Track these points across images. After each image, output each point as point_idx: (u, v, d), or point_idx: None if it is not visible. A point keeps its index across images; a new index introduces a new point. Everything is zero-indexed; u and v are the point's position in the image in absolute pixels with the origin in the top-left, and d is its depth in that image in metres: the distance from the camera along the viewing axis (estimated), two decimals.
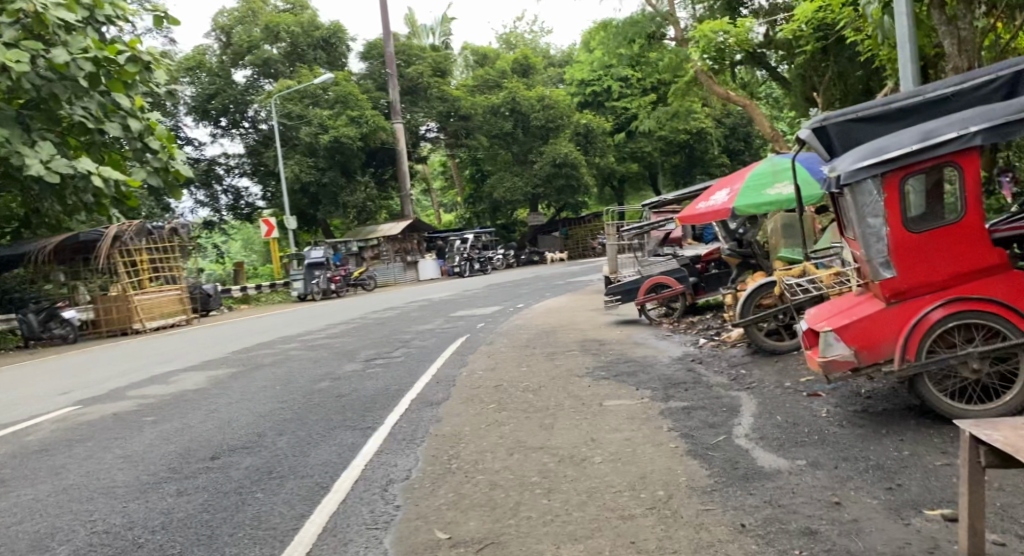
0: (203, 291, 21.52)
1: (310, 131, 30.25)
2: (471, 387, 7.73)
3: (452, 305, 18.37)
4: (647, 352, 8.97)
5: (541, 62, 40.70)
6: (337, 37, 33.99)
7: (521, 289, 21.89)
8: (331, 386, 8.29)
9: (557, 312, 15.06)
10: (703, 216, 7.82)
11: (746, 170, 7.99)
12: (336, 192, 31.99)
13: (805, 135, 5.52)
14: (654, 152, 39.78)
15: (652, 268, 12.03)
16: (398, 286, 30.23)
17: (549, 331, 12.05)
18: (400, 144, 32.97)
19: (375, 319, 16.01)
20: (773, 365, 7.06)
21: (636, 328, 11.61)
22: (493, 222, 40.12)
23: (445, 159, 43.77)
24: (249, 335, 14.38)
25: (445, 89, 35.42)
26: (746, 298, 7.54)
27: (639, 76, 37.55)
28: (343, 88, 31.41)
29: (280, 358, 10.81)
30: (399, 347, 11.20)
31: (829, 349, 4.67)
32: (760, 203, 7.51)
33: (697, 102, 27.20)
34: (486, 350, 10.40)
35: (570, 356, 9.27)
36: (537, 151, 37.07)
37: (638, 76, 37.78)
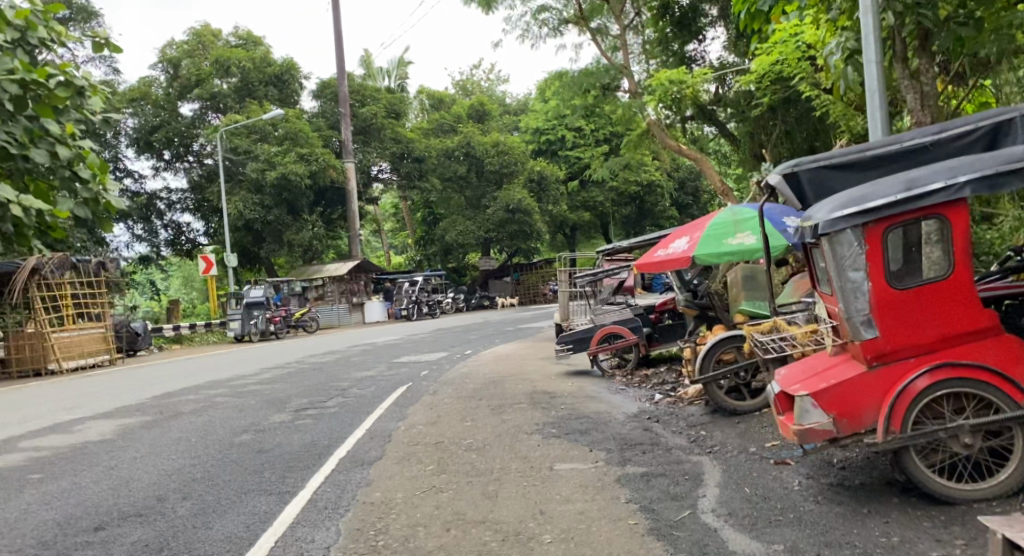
0: (131, 330, 20.36)
1: (257, 167, 29.44)
2: (409, 445, 7.05)
3: (396, 350, 17.60)
4: (599, 407, 8.44)
5: (496, 109, 40.71)
6: (290, 74, 33.44)
7: (470, 335, 21.25)
8: (254, 440, 7.50)
9: (506, 361, 14.45)
10: (662, 265, 7.44)
11: (710, 216, 7.61)
12: (281, 230, 31.06)
13: (774, 181, 5.13)
14: (606, 202, 39.92)
15: (605, 317, 11.56)
16: (343, 328, 29.29)
17: (497, 381, 11.43)
18: (351, 184, 32.34)
19: (313, 364, 15.16)
20: (736, 427, 6.56)
21: (587, 379, 11.08)
22: (443, 265, 39.55)
23: (396, 201, 43.21)
24: (175, 378, 13.39)
25: (399, 131, 35.07)
26: (705, 353, 7.07)
27: (593, 126, 37.83)
28: (293, 126, 30.72)
29: (203, 406, 9.94)
30: (335, 396, 10.44)
31: (806, 417, 4.19)
32: (721, 252, 7.09)
33: (650, 155, 27.34)
34: (429, 401, 9.72)
35: (518, 409, 8.67)
36: (491, 197, 36.79)
37: (593, 127, 38.07)
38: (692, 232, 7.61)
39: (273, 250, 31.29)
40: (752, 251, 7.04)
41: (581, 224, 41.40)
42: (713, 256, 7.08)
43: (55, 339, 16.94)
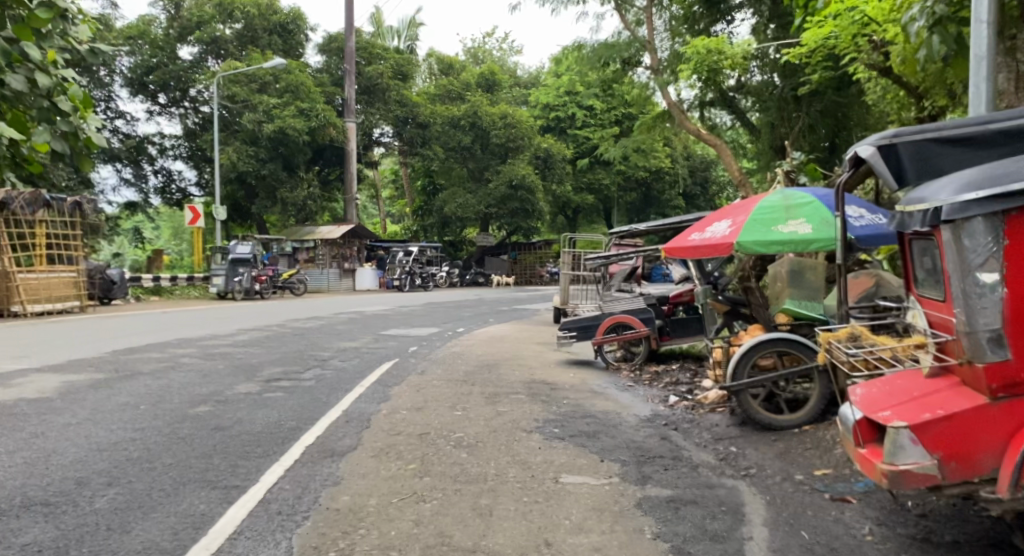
0: (108, 277, 19.34)
1: (255, 118, 28.26)
2: (390, 433, 6.09)
3: (385, 322, 16.64)
4: (607, 406, 7.51)
5: (506, 81, 39.45)
6: (297, 25, 32.19)
7: (463, 311, 20.28)
8: (212, 412, 6.53)
9: (500, 342, 13.50)
10: (698, 250, 6.55)
11: (757, 199, 6.67)
12: (275, 186, 29.91)
13: (867, 155, 4.20)
14: (610, 186, 38.87)
15: (615, 305, 10.60)
16: (331, 294, 28.27)
17: (492, 364, 10.49)
18: (351, 144, 31.18)
19: (294, 329, 14.16)
20: (773, 447, 5.63)
21: (590, 371, 10.14)
22: (439, 237, 38.49)
23: (397, 168, 42.11)
24: (142, 333, 12.37)
25: (405, 94, 34.00)
26: (740, 356, 6.13)
27: (605, 106, 36.72)
28: (294, 78, 29.48)
29: (165, 366, 8.96)
30: (314, 367, 9.48)
31: (901, 456, 3.25)
32: (770, 241, 6.16)
33: (662, 139, 26.29)
34: (416, 382, 8.77)
35: (515, 400, 7.73)
36: (494, 170, 35.62)
37: (604, 106, 36.99)
38: (735, 214, 6.68)
39: (265, 206, 30.15)
40: (806, 243, 6.09)
41: (583, 206, 40.30)
42: (759, 244, 6.15)
43: (22, 280, 15.87)
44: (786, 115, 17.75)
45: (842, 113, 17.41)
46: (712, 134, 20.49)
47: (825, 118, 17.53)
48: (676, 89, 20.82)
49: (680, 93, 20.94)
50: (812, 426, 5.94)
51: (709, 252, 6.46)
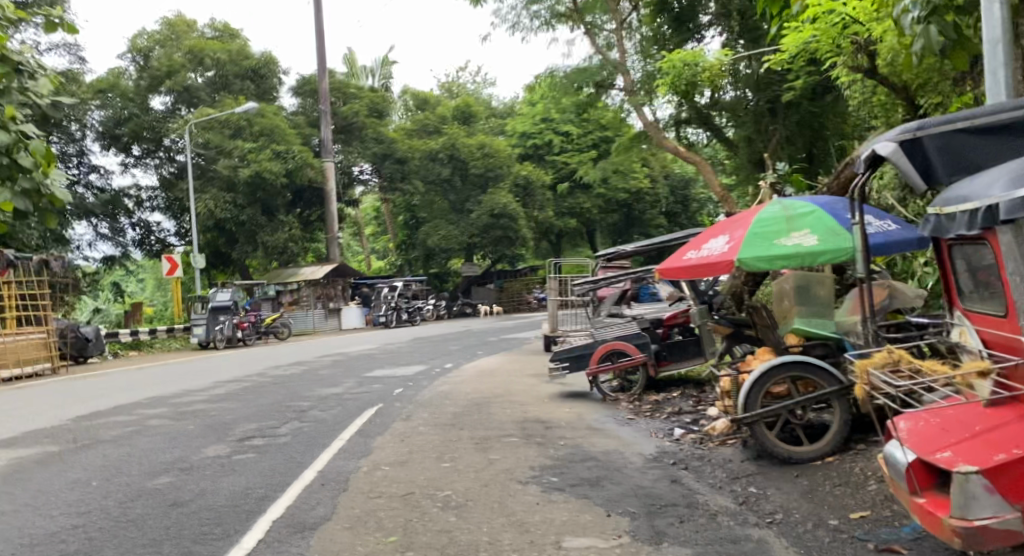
0: (82, 334, 18.61)
1: (230, 164, 27.78)
2: (370, 496, 5.44)
3: (370, 363, 15.94)
4: (608, 445, 6.91)
5: (483, 111, 39.25)
6: (268, 69, 31.88)
7: (452, 346, 19.65)
8: (171, 484, 5.85)
9: (490, 378, 12.87)
10: (694, 270, 6.05)
11: (756, 210, 6.15)
12: (253, 230, 29.31)
13: (887, 153, 3.69)
14: (593, 209, 38.51)
15: (608, 333, 10.04)
16: (316, 336, 27.55)
17: (483, 403, 9.86)
18: (329, 183, 30.76)
19: (273, 378, 13.45)
20: (797, 485, 5.03)
21: (587, 404, 9.54)
22: (425, 271, 37.89)
23: (378, 205, 41.70)
24: (111, 394, 11.62)
25: (383, 131, 33.54)
26: (751, 383, 5.55)
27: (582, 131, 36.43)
28: (268, 122, 28.98)
29: (129, 431, 8.26)
30: (291, 419, 8.81)
31: (974, 509, 2.71)
32: (773, 255, 5.61)
33: (641, 160, 25.99)
34: (401, 430, 8.12)
35: (508, 445, 7.10)
36: (476, 201, 35.24)
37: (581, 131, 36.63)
38: (733, 228, 6.16)
39: (244, 251, 29.55)
40: (812, 255, 5.53)
41: (567, 231, 39.89)
42: (760, 260, 5.62)
43: None
44: (761, 130, 17.50)
45: (818, 124, 17.13)
46: (693, 153, 20.13)
47: (802, 129, 17.24)
48: (653, 109, 20.49)
49: (657, 113, 20.62)
50: (834, 458, 5.36)
51: (705, 271, 5.95)
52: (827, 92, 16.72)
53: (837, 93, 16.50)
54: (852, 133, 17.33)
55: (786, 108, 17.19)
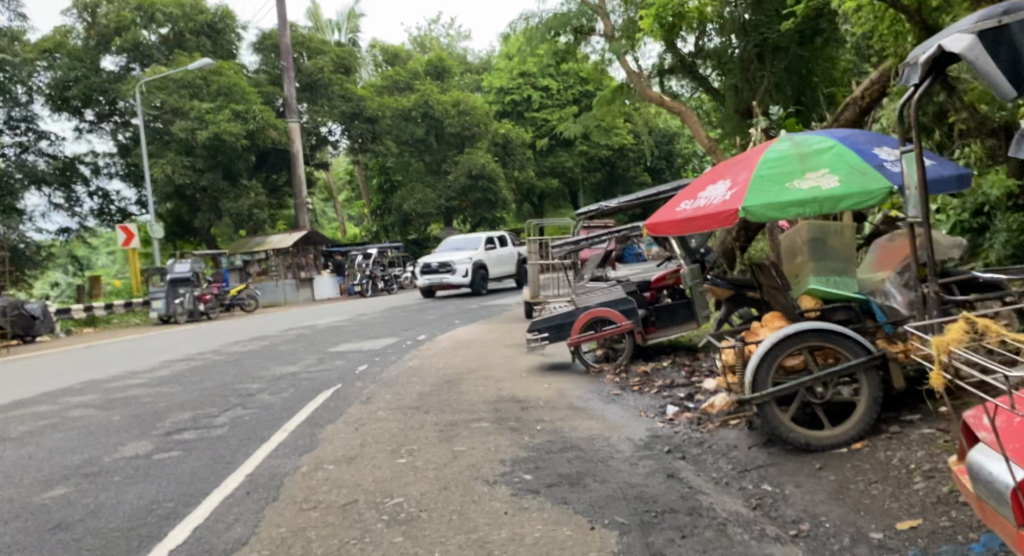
0: (28, 312, 17.38)
1: (186, 126, 26.22)
2: (303, 508, 4.45)
3: (338, 335, 14.91)
4: (592, 429, 5.99)
5: (456, 67, 37.78)
6: (225, 24, 30.10)
7: (428, 314, 18.69)
8: (63, 495, 4.82)
9: (465, 349, 11.92)
10: (687, 224, 5.06)
11: (763, 149, 5.15)
12: (217, 197, 28.15)
13: (963, 50, 3.52)
14: (574, 168, 37.49)
15: (590, 297, 9.11)
16: (287, 307, 26.45)
17: (454, 379, 8.93)
18: (296, 145, 29.32)
19: (229, 356, 12.39)
20: (822, 481, 4.12)
21: (568, 377, 8.63)
22: (402, 236, 36.66)
23: (351, 168, 40.23)
24: (46, 378, 10.53)
25: (350, 88, 31.96)
26: (759, 358, 4.62)
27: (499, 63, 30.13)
28: (225, 80, 27.50)
29: (45, 424, 7.20)
30: (235, 406, 7.80)
31: None
32: (785, 202, 4.61)
33: (622, 114, 24.95)
34: (357, 416, 7.14)
35: (476, 432, 6.16)
36: (452, 161, 33.92)
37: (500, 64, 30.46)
38: (734, 172, 5.16)
39: (208, 220, 28.23)
40: (830, 200, 4.54)
41: (548, 192, 38.71)
42: (766, 209, 4.63)
43: None
44: (750, 78, 16.55)
45: (806, 69, 16.37)
46: (677, 104, 19.14)
47: (791, 77, 16.39)
48: (634, 57, 19.40)
49: (638, 62, 19.58)
50: (864, 445, 4.45)
51: (700, 225, 4.96)
52: (817, 34, 15.75)
53: (828, 38, 15.63)
54: (842, 78, 16.45)
55: (773, 54, 16.29)
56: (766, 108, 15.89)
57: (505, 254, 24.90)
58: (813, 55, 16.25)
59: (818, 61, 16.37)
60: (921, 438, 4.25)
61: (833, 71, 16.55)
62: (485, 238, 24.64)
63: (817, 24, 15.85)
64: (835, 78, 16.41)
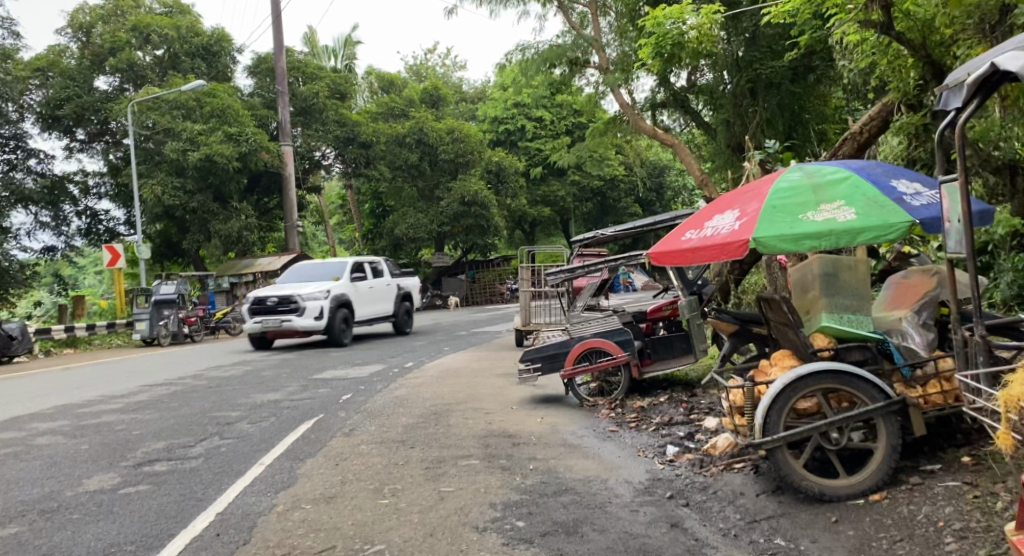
0: (6, 331, 16.93)
1: (178, 147, 25.97)
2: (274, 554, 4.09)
3: (323, 361, 14.52)
4: (588, 469, 5.65)
5: (451, 95, 37.81)
6: (221, 46, 29.98)
7: (416, 341, 18.35)
8: (15, 534, 4.45)
9: (453, 378, 11.59)
10: (695, 255, 4.79)
11: (774, 178, 4.90)
12: (206, 219, 27.85)
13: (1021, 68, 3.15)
14: (566, 197, 37.40)
15: (585, 329, 8.82)
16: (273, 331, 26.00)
17: (442, 411, 8.59)
18: (288, 168, 29.09)
19: (210, 381, 11.99)
20: (840, 537, 3.81)
21: (561, 411, 8.31)
22: (392, 262, 36.30)
23: (343, 193, 40.03)
24: (17, 401, 10.12)
25: (344, 113, 31.82)
26: (771, 399, 4.33)
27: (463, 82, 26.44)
28: (218, 102, 27.26)
29: (9, 452, 6.81)
30: (211, 435, 7.43)
31: None
32: (800, 233, 4.36)
33: (615, 146, 24.90)
34: (340, 449, 6.79)
35: (465, 470, 5.82)
36: (445, 187, 33.75)
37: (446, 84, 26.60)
38: (744, 202, 4.90)
39: (196, 241, 27.83)
40: (847, 233, 4.28)
41: (540, 220, 38.56)
42: (780, 241, 4.36)
43: None
44: (743, 113, 16.53)
45: (799, 106, 16.34)
46: (671, 136, 19.11)
47: (785, 112, 16.32)
48: (629, 89, 19.37)
49: (633, 94, 19.51)
50: (882, 495, 4.14)
51: (707, 256, 4.69)
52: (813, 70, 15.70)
53: (823, 74, 15.61)
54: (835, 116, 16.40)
55: (768, 90, 16.24)
56: (760, 143, 15.78)
57: (381, 289, 18.89)
58: (806, 93, 16.22)
59: (813, 98, 16.38)
60: (947, 491, 3.94)
61: (824, 108, 16.55)
62: (348, 268, 17.43)
63: (810, 63, 15.83)
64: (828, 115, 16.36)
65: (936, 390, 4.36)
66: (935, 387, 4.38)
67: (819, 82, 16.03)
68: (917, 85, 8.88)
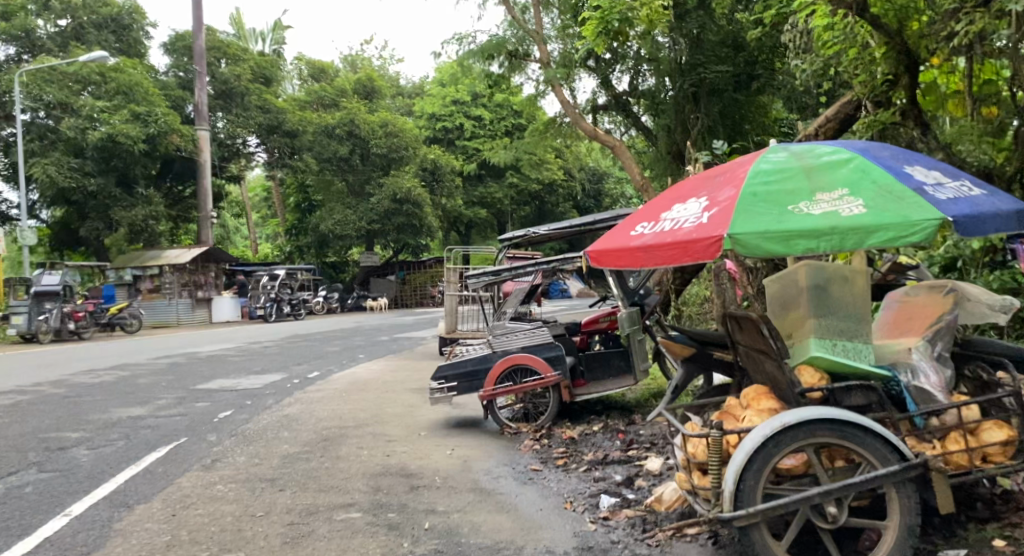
0: None
1: (76, 124, 23.65)
2: None
3: (217, 367, 12.86)
4: (498, 529, 4.42)
5: (385, 87, 36.13)
6: (133, 19, 27.64)
7: (331, 345, 16.82)
8: None
9: (360, 392, 10.23)
10: (646, 254, 3.56)
11: (752, 158, 3.73)
12: (108, 205, 25.51)
13: None
14: (502, 200, 36.07)
15: (507, 342, 7.57)
16: (177, 328, 23.99)
17: (335, 436, 7.24)
18: (204, 154, 26.99)
19: (70, 390, 10.26)
20: None
21: (477, 439, 7.09)
22: (317, 259, 34.39)
23: (268, 184, 37.94)
24: None
25: (269, 98, 29.80)
26: (747, 456, 3.13)
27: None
28: (125, 78, 25.12)
29: None
30: (26, 468, 5.91)
31: None
32: (790, 232, 3.17)
33: (554, 149, 23.89)
34: (184, 492, 5.32)
35: (337, 529, 4.50)
36: (376, 183, 31.72)
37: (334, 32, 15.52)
38: (710, 188, 3.71)
39: (95, 229, 25.64)
40: (855, 232, 3.11)
41: (475, 222, 37.16)
42: (763, 242, 3.17)
43: None
44: (684, 120, 15.72)
45: (738, 116, 15.55)
46: (611, 138, 18.18)
47: (726, 120, 15.52)
48: (570, 88, 18.34)
49: (573, 93, 18.47)
50: None
51: (661, 258, 3.47)
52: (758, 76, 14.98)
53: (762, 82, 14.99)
54: (773, 128, 15.79)
55: (709, 96, 15.45)
56: (702, 151, 14.90)
57: None
58: (747, 101, 15.51)
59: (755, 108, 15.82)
60: None
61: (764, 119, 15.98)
62: None
63: (753, 71, 15.19)
64: (766, 127, 15.69)
65: (959, 447, 3.27)
66: (957, 443, 3.29)
67: (762, 91, 15.29)
68: (884, 81, 7.81)
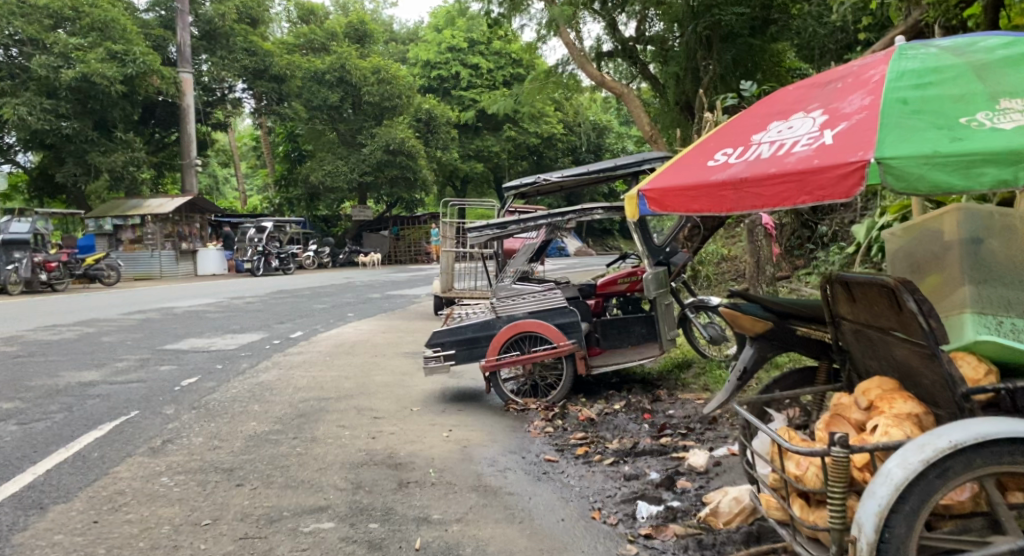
0: None
1: (48, 62, 22.12)
2: None
3: (192, 325, 11.83)
4: (508, 548, 3.42)
5: (379, 32, 34.41)
6: None
7: (319, 302, 15.80)
8: None
9: (347, 354, 9.25)
10: (737, 192, 2.45)
11: (878, 56, 2.63)
12: (84, 149, 24.09)
13: None
14: (500, 153, 34.67)
15: (512, 305, 6.51)
16: (158, 281, 22.83)
17: (313, 411, 6.24)
18: (187, 98, 25.50)
19: (25, 349, 9.20)
20: None
21: (478, 416, 6.10)
22: (308, 212, 33.16)
23: (256, 133, 36.49)
24: None
25: (256, 41, 28.13)
26: (896, 494, 2.10)
27: None
28: (100, 13, 23.47)
29: None
30: None
31: None
32: (976, 152, 2.07)
33: (554, 100, 22.53)
34: (116, 487, 4.28)
35: (299, 545, 3.48)
36: (368, 133, 30.32)
37: None
38: (820, 98, 2.61)
39: (72, 174, 24.02)
40: None
41: (471, 177, 35.78)
42: (929, 169, 2.09)
43: None
44: (696, 66, 14.56)
45: (754, 63, 14.39)
46: (618, 85, 16.96)
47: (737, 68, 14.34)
48: (577, 31, 16.99)
49: (579, 37, 17.15)
50: None
51: (759, 197, 2.37)
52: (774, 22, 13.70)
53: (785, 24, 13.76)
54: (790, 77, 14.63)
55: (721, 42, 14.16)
56: (716, 99, 13.67)
57: None
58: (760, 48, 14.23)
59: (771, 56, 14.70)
60: None
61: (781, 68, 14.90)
62: None
63: (770, 15, 13.91)
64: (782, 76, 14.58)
65: None
66: None
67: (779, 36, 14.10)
68: (959, 2, 6.59)
